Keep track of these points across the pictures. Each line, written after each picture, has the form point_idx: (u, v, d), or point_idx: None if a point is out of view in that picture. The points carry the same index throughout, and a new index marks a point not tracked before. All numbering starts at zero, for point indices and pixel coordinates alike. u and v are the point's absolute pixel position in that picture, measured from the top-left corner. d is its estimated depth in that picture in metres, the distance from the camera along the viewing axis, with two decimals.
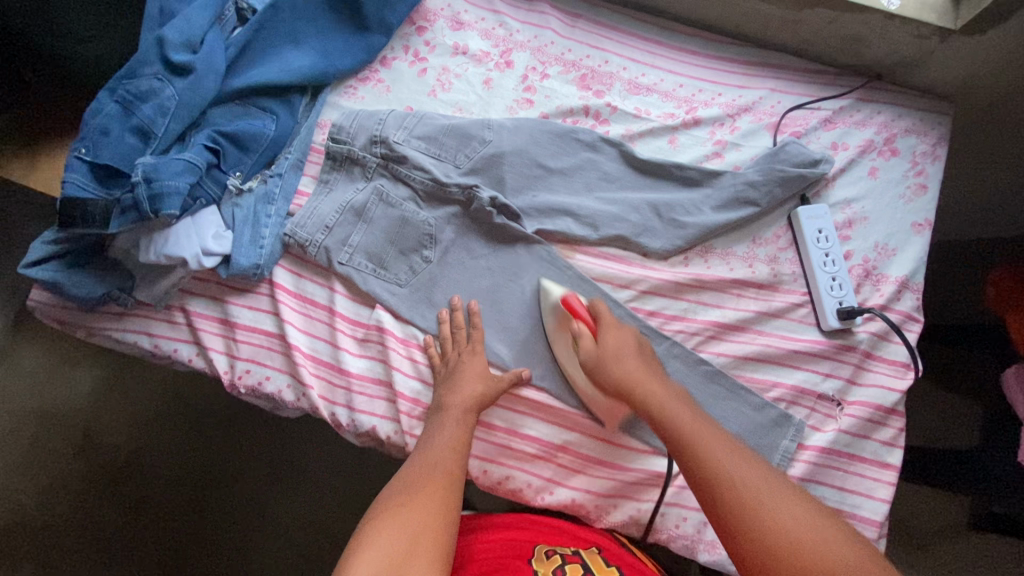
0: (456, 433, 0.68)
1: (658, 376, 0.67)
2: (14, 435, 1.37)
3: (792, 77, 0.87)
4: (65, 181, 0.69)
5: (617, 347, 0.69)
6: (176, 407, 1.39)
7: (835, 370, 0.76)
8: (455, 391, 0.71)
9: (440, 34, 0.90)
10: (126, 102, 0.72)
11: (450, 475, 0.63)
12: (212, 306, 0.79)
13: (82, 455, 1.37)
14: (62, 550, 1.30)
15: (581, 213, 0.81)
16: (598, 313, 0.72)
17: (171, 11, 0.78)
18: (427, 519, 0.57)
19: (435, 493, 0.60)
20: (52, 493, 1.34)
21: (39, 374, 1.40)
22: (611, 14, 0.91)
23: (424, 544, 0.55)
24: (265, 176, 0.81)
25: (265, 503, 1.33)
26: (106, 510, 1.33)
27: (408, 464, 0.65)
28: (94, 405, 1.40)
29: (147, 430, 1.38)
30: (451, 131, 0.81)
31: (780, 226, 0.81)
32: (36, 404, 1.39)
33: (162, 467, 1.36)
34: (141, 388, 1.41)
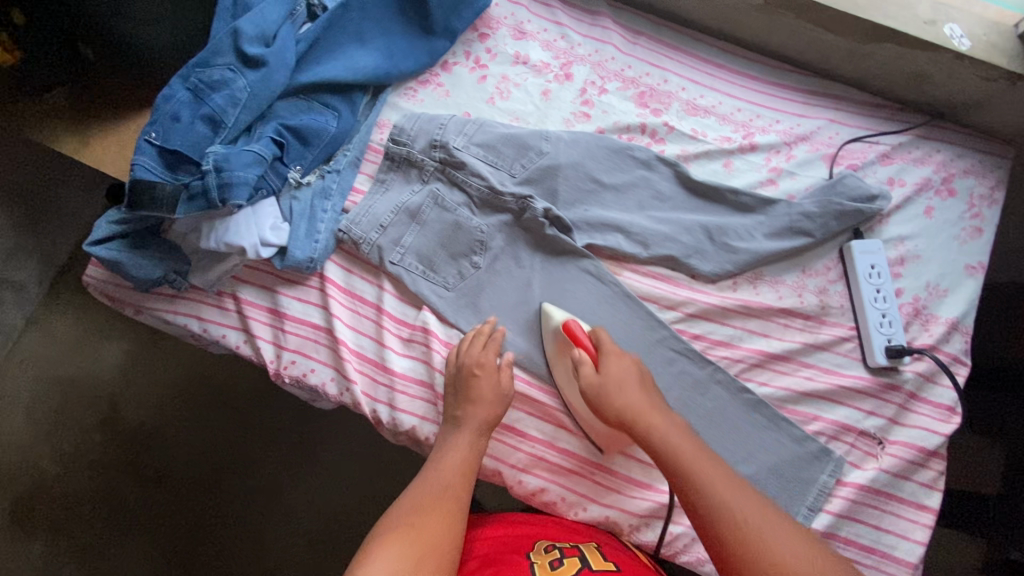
0: (468, 458, 0.69)
1: (656, 407, 0.68)
2: (43, 401, 1.41)
3: (852, 109, 0.87)
4: (136, 163, 0.70)
5: (620, 376, 0.70)
6: (201, 386, 1.41)
7: (878, 408, 0.76)
8: (471, 415, 0.71)
9: (502, 42, 0.90)
10: (198, 90, 0.74)
11: (458, 503, 0.64)
12: (263, 295, 0.81)
13: (106, 426, 1.39)
14: (81, 518, 1.33)
15: (633, 231, 0.81)
16: (599, 342, 0.73)
17: (244, 3, 0.79)
18: (431, 544, 0.59)
19: (442, 519, 0.62)
20: (75, 461, 1.37)
21: (71, 344, 1.44)
22: (673, 33, 0.91)
23: (425, 567, 0.56)
24: (323, 171, 0.82)
25: (281, 487, 1.35)
26: (125, 482, 1.35)
27: (418, 485, 0.66)
28: (120, 378, 1.42)
29: (170, 406, 1.40)
30: (509, 139, 0.83)
31: (831, 258, 0.81)
32: (66, 373, 1.42)
33: (183, 444, 1.38)
34: (167, 364, 1.43)
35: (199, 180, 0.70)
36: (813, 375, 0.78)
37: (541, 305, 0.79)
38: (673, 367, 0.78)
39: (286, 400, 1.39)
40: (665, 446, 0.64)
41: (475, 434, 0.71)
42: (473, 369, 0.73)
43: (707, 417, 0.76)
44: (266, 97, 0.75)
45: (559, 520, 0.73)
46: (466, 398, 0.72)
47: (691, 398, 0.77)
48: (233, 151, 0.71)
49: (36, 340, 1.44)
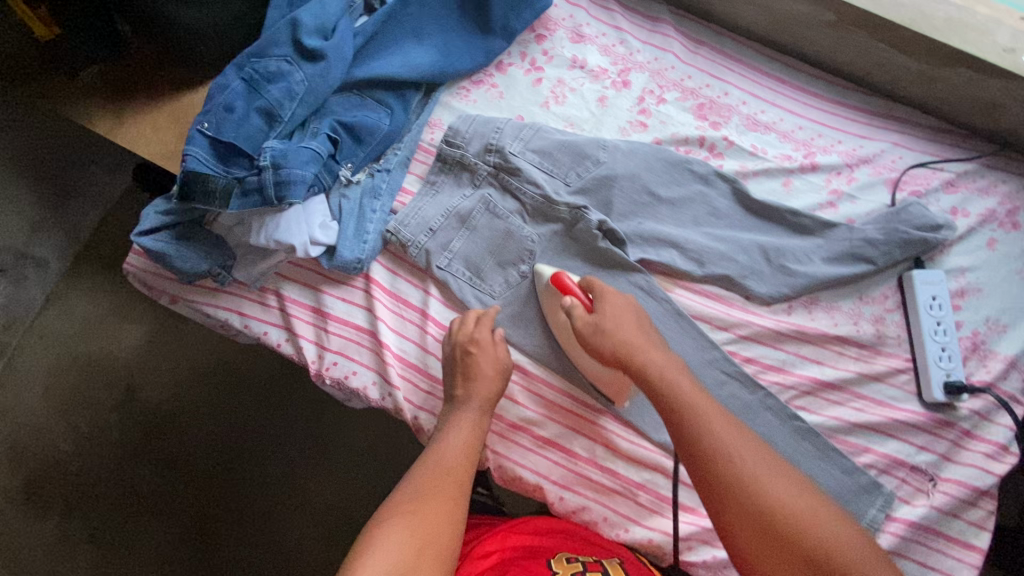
0: (468, 438, 0.67)
1: (655, 345, 0.67)
2: (60, 379, 1.39)
3: (915, 133, 0.85)
4: (188, 154, 0.68)
5: (614, 318, 0.68)
6: (220, 370, 1.40)
7: (931, 443, 0.74)
8: (474, 394, 0.70)
9: (559, 44, 0.88)
10: (253, 81, 0.72)
11: (460, 486, 0.62)
12: (307, 293, 0.79)
13: (122, 408, 1.37)
14: (91, 499, 1.31)
15: (688, 248, 0.79)
16: (591, 286, 0.71)
17: None
18: (434, 531, 0.56)
19: (444, 504, 0.59)
20: (89, 441, 1.35)
21: (91, 322, 1.42)
22: (736, 44, 0.89)
23: (428, 556, 0.54)
24: (373, 170, 0.80)
25: (295, 477, 1.33)
26: (138, 465, 1.34)
27: (417, 469, 0.64)
28: (139, 359, 1.41)
29: (188, 391, 1.39)
30: (566, 148, 0.81)
31: (889, 286, 0.79)
32: (85, 352, 1.41)
33: (199, 428, 1.36)
34: (188, 347, 1.42)
35: (255, 176, 0.69)
36: (866, 405, 0.76)
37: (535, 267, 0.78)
38: (723, 389, 0.76)
39: (307, 392, 1.38)
40: (686, 437, 0.59)
41: (481, 409, 0.70)
42: (467, 347, 0.72)
43: None
44: (323, 92, 0.73)
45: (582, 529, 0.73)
46: (463, 376, 0.71)
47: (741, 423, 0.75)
48: (290, 148, 0.70)
49: (54, 318, 1.42)
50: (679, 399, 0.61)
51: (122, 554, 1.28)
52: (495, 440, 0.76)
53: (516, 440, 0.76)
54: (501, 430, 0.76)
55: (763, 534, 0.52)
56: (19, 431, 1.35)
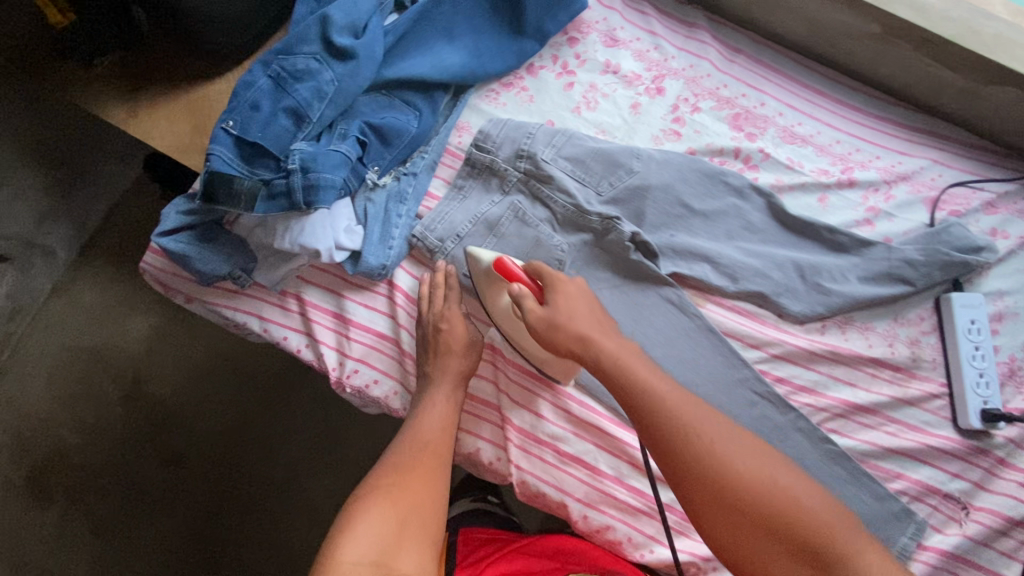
0: (445, 411, 0.71)
1: (607, 332, 0.64)
2: (65, 370, 1.37)
3: (955, 150, 0.82)
4: (212, 154, 0.66)
5: (566, 305, 0.65)
6: (228, 365, 1.37)
7: (965, 471, 0.72)
8: (443, 367, 0.71)
9: (592, 48, 0.86)
10: (280, 79, 0.70)
11: (438, 458, 0.67)
12: (329, 298, 0.77)
13: (129, 400, 1.35)
14: (96, 491, 1.29)
15: (721, 263, 0.77)
16: (539, 274, 0.68)
17: None
18: (415, 504, 0.63)
19: (424, 478, 0.65)
20: (95, 433, 1.33)
21: (98, 313, 1.39)
22: (774, 53, 0.86)
23: (410, 527, 0.61)
24: (399, 173, 0.78)
25: (301, 477, 1.29)
26: (143, 458, 1.31)
27: (398, 442, 0.69)
28: (146, 352, 1.38)
29: (196, 385, 1.36)
30: (599, 155, 0.79)
31: (926, 308, 0.77)
32: (91, 343, 1.38)
33: (205, 423, 1.33)
34: (196, 341, 1.39)
35: (283, 179, 0.67)
36: (899, 430, 0.74)
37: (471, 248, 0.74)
38: (753, 409, 0.74)
39: (314, 390, 1.34)
40: (673, 447, 0.55)
41: (452, 386, 0.72)
42: (438, 325, 0.73)
43: None
44: (352, 93, 0.71)
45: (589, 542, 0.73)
46: (435, 353, 0.72)
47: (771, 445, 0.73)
48: (320, 151, 0.68)
49: (62, 307, 1.39)
50: (663, 404, 0.57)
51: (125, 549, 1.26)
52: (519, 455, 0.74)
53: (541, 456, 0.74)
54: (525, 446, 0.74)
55: (759, 532, 0.51)
56: (26, 420, 1.34)
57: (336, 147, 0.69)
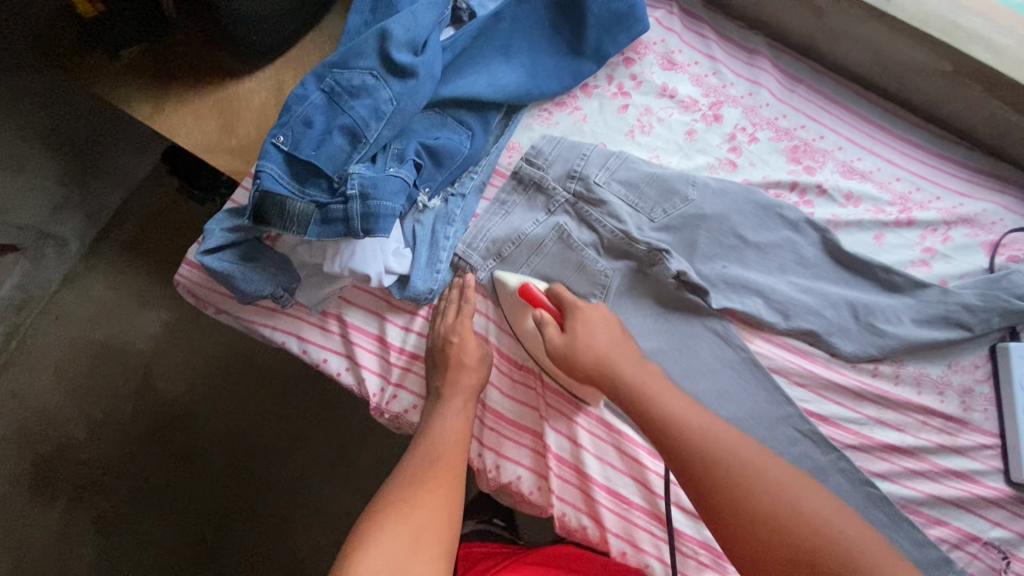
0: (457, 426, 0.66)
1: (625, 356, 0.65)
2: (70, 362, 1.26)
3: (1020, 194, 0.80)
4: (261, 171, 0.64)
5: (584, 333, 0.66)
6: (242, 364, 1.26)
7: (1009, 523, 0.70)
8: (454, 384, 0.68)
9: (649, 70, 0.83)
10: (334, 94, 0.68)
11: (454, 470, 0.62)
12: (372, 321, 0.75)
13: (138, 398, 1.24)
14: (101, 490, 1.19)
15: (773, 298, 0.75)
16: (561, 300, 0.69)
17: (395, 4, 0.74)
18: (430, 517, 0.56)
19: (438, 490, 0.59)
20: (101, 429, 1.22)
21: (107, 304, 1.29)
22: (834, 85, 0.85)
23: (425, 542, 0.54)
24: (448, 194, 0.76)
25: (314, 485, 1.18)
26: (150, 457, 1.21)
27: (411, 454, 0.64)
28: (158, 347, 1.27)
29: (210, 382, 1.25)
30: (653, 181, 0.76)
31: (980, 355, 0.75)
32: (99, 335, 1.28)
33: (218, 424, 1.22)
34: (209, 338, 1.28)
35: (339, 203, 0.65)
36: (944, 477, 0.72)
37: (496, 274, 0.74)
38: (793, 447, 0.72)
39: (334, 394, 1.23)
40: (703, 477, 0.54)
41: (466, 398, 0.68)
42: (448, 337, 0.70)
43: None
44: (409, 113, 0.70)
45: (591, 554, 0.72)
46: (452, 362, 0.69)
47: None
48: (378, 175, 0.67)
49: (69, 298, 1.29)
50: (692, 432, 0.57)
51: (129, 555, 1.15)
52: (558, 485, 0.72)
53: (580, 487, 0.71)
54: (564, 475, 0.72)
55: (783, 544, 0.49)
56: (27, 412, 1.23)
57: (393, 171, 0.68)
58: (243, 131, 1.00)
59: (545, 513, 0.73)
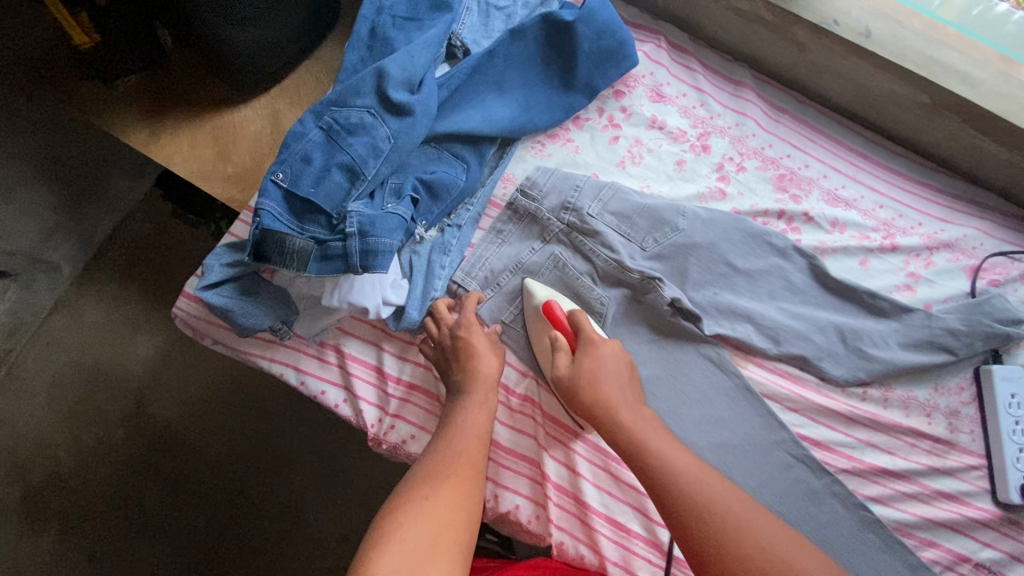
0: (479, 421, 0.66)
1: (628, 401, 0.66)
2: (62, 390, 1.25)
3: (997, 219, 0.82)
4: (261, 208, 0.66)
5: (593, 368, 0.68)
6: (237, 388, 1.25)
7: (998, 542, 0.72)
8: (464, 408, 0.68)
9: (639, 102, 0.86)
10: (332, 132, 0.70)
11: (475, 468, 0.62)
12: (369, 351, 0.76)
13: (130, 423, 1.23)
14: (93, 519, 1.17)
15: (764, 323, 0.77)
16: (580, 327, 0.71)
17: (391, 43, 0.76)
18: (450, 517, 0.56)
19: (458, 489, 0.59)
20: (94, 456, 1.21)
21: (101, 331, 1.29)
22: (817, 115, 0.87)
23: (445, 544, 0.54)
24: (444, 226, 0.78)
25: (308, 507, 1.18)
26: (143, 485, 1.20)
27: (431, 452, 0.64)
28: (152, 372, 1.27)
29: (202, 408, 1.24)
30: (645, 211, 0.78)
31: (965, 377, 0.77)
32: (91, 361, 1.27)
33: (212, 449, 1.22)
34: (201, 363, 1.27)
35: (339, 239, 0.67)
36: (935, 499, 0.74)
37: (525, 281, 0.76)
38: (787, 470, 0.74)
39: (327, 417, 1.23)
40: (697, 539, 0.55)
41: (486, 389, 0.69)
42: (457, 332, 0.71)
43: (821, 533, 0.72)
44: (406, 149, 0.71)
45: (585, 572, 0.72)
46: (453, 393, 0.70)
47: (805, 508, 0.73)
48: (377, 213, 0.68)
49: (62, 325, 1.29)
50: (687, 480, 0.58)
51: None
52: (557, 514, 0.72)
53: (579, 515, 0.72)
54: (563, 504, 0.73)
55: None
56: (17, 441, 1.22)
57: (391, 207, 0.70)
58: (238, 158, 1.01)
59: (542, 542, 0.73)
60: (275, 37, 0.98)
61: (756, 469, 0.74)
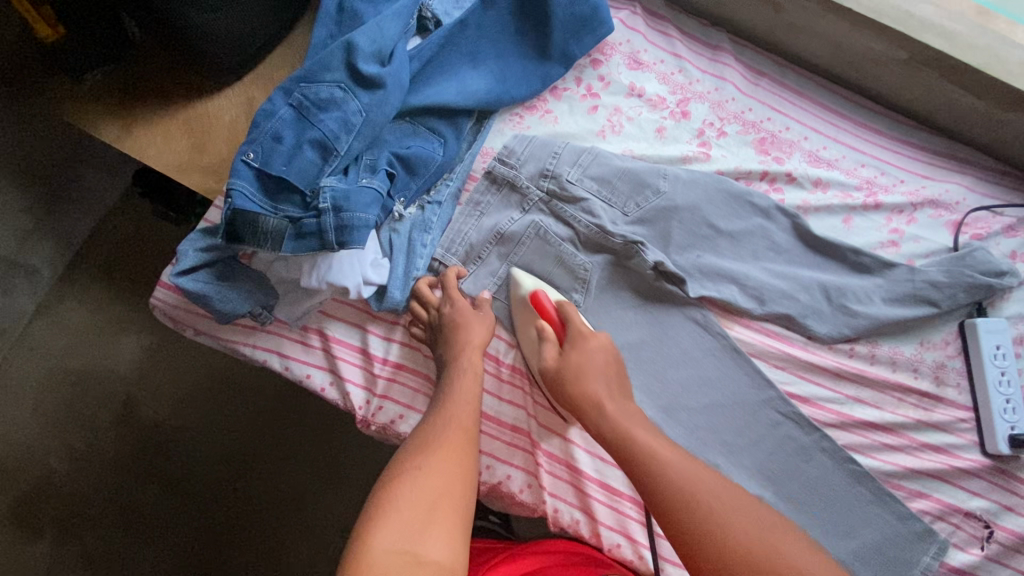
0: (469, 387, 0.66)
1: (613, 395, 0.65)
2: (47, 394, 1.23)
3: (978, 174, 0.82)
4: (233, 188, 0.64)
5: (580, 360, 0.67)
6: (227, 386, 1.24)
7: (988, 492, 0.73)
8: (453, 378, 0.67)
9: (616, 70, 0.85)
10: (303, 108, 0.68)
11: (469, 433, 0.61)
12: (353, 333, 0.75)
13: (120, 425, 1.22)
14: (87, 522, 1.16)
15: (748, 284, 0.76)
16: (567, 317, 0.70)
17: (360, 16, 0.74)
18: (445, 483, 0.56)
19: (453, 456, 0.59)
20: (85, 460, 1.19)
21: (84, 333, 1.26)
22: (796, 76, 0.87)
23: (441, 511, 0.54)
24: (423, 203, 0.76)
25: (305, 498, 1.17)
26: (135, 485, 1.18)
27: (426, 420, 0.63)
28: (139, 372, 1.24)
29: (193, 407, 1.22)
30: (625, 175, 0.77)
31: (950, 331, 0.77)
32: (76, 364, 1.25)
33: (205, 446, 1.20)
34: (189, 360, 1.26)
35: (314, 218, 0.66)
36: (924, 452, 0.74)
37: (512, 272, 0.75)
38: (777, 429, 0.74)
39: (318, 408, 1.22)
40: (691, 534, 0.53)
41: (471, 356, 0.68)
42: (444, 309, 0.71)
43: (811, 488, 0.73)
44: (380, 124, 0.70)
45: (578, 539, 0.71)
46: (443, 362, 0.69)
47: (795, 465, 0.74)
48: (351, 188, 0.67)
49: (45, 329, 1.26)
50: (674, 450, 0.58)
51: None
52: (549, 481, 0.72)
53: (572, 482, 0.72)
54: (556, 471, 0.72)
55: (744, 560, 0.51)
56: (5, 448, 1.20)
57: (366, 183, 0.69)
58: (214, 149, 0.99)
59: (535, 513, 0.73)
60: (244, 20, 0.95)
61: (745, 428, 0.74)
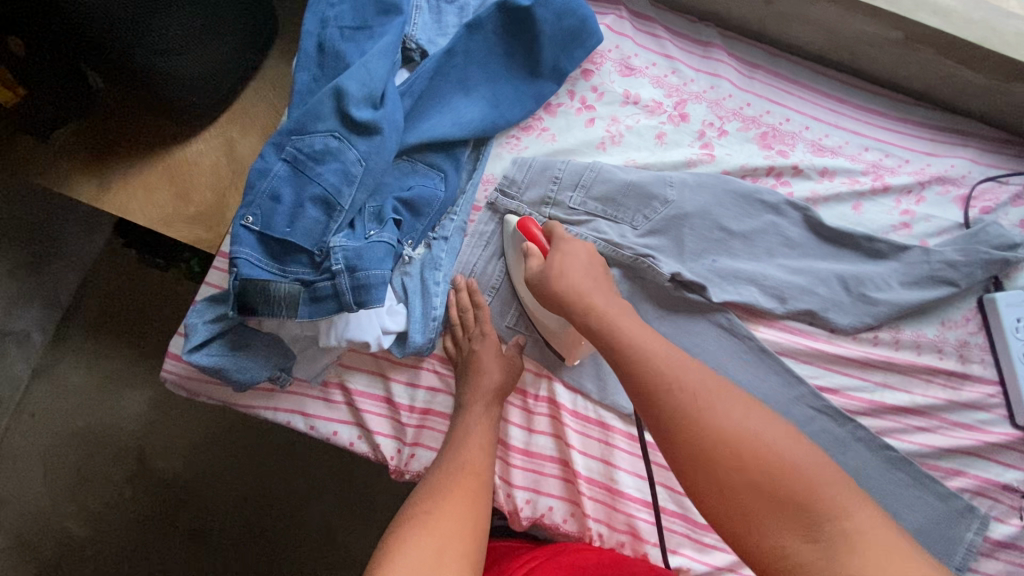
0: (482, 434, 0.65)
1: (600, 290, 0.60)
2: (55, 459, 1.19)
3: (980, 146, 0.82)
4: (237, 256, 0.62)
5: (563, 261, 0.62)
6: (238, 430, 1.21)
7: (1022, 462, 0.73)
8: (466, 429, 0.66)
9: (609, 79, 0.82)
10: (299, 163, 0.66)
11: (480, 482, 0.59)
12: (375, 383, 0.73)
13: (135, 482, 1.19)
14: None
15: (767, 284, 0.76)
16: (553, 232, 0.67)
17: (344, 57, 0.72)
18: (454, 527, 0.52)
19: (461, 500, 0.56)
20: (103, 521, 1.17)
21: (87, 394, 1.22)
22: (791, 66, 0.85)
23: (450, 553, 0.49)
24: (430, 240, 0.74)
25: (331, 529, 1.17)
26: (158, 540, 1.16)
27: (432, 474, 0.61)
28: (148, 427, 1.21)
29: (207, 455, 1.20)
30: (629, 189, 0.75)
31: (969, 308, 0.77)
32: (82, 425, 1.21)
33: (224, 493, 1.18)
34: (198, 409, 1.23)
35: (328, 280, 0.64)
36: (955, 430, 0.75)
37: (506, 214, 0.74)
38: (811, 425, 0.74)
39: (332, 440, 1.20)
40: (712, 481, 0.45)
41: (486, 403, 0.68)
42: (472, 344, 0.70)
43: (850, 480, 0.73)
44: (380, 170, 0.68)
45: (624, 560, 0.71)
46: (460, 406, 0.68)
47: (832, 459, 0.74)
48: (361, 244, 0.65)
49: (46, 393, 1.22)
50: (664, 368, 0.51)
51: None
52: (592, 508, 0.71)
53: (615, 505, 0.72)
54: (598, 496, 0.72)
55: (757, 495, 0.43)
56: (19, 519, 1.16)
57: (375, 235, 0.67)
58: (199, 197, 0.95)
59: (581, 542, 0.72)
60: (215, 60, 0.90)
61: None
